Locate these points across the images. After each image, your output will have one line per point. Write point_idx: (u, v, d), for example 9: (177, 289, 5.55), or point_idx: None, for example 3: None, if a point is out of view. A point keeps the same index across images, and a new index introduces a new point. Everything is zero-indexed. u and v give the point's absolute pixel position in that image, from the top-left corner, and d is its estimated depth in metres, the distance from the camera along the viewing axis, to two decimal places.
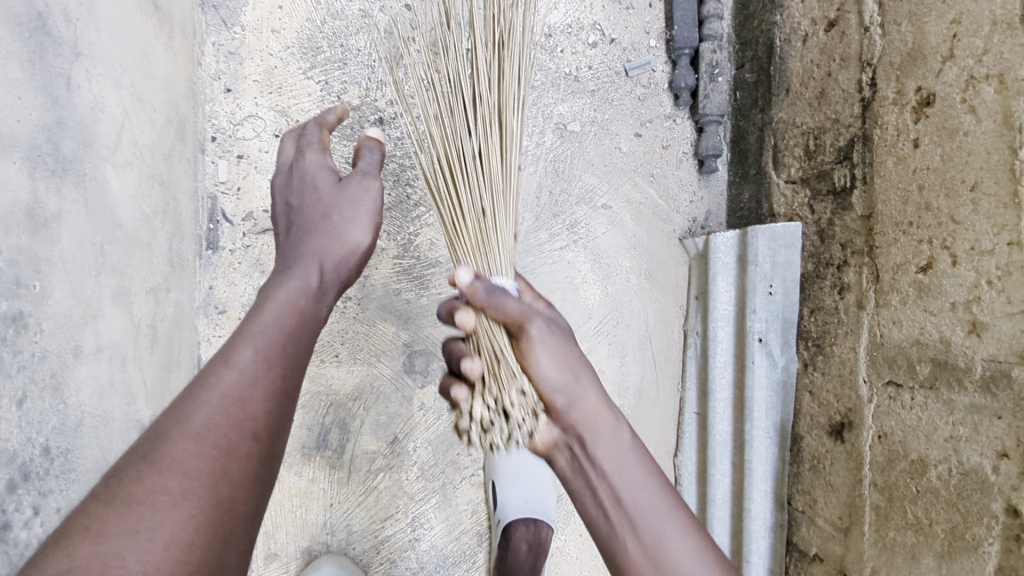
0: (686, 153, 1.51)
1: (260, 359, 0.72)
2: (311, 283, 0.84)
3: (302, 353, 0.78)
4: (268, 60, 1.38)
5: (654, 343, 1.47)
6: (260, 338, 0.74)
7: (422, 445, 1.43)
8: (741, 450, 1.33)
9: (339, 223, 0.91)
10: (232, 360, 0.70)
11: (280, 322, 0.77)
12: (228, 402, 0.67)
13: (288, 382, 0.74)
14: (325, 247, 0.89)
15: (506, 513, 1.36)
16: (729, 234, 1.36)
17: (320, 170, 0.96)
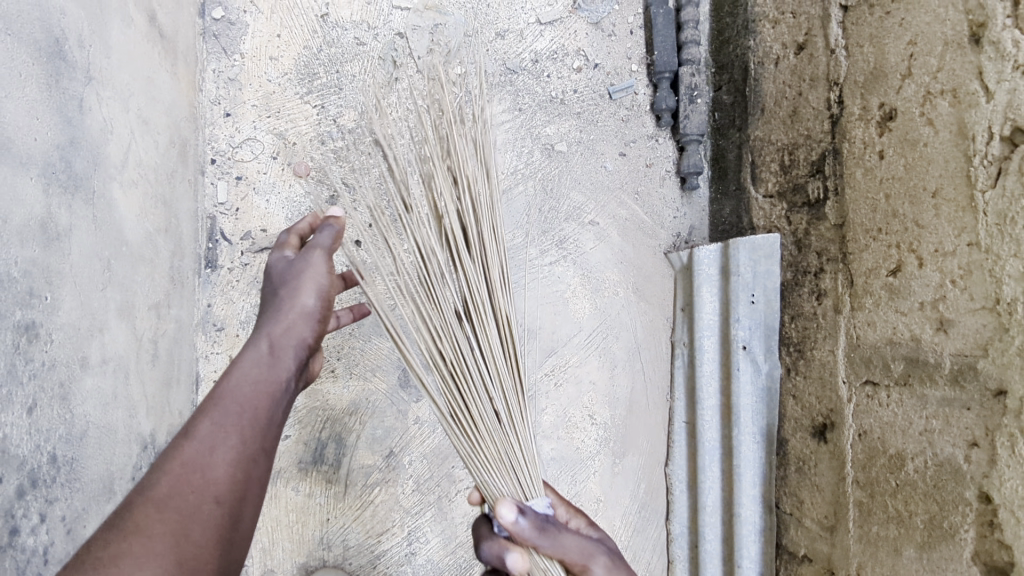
0: (668, 171, 1.58)
1: (223, 431, 0.73)
2: (265, 354, 0.83)
3: (269, 410, 0.78)
4: (266, 85, 1.44)
5: (643, 354, 1.51)
6: (223, 403, 0.76)
7: (418, 458, 1.45)
8: (730, 456, 1.36)
9: (283, 296, 0.89)
10: (193, 434, 0.72)
11: (243, 394, 0.78)
12: (188, 467, 0.69)
13: (253, 448, 0.74)
14: (279, 320, 0.87)
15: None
16: (711, 247, 1.42)
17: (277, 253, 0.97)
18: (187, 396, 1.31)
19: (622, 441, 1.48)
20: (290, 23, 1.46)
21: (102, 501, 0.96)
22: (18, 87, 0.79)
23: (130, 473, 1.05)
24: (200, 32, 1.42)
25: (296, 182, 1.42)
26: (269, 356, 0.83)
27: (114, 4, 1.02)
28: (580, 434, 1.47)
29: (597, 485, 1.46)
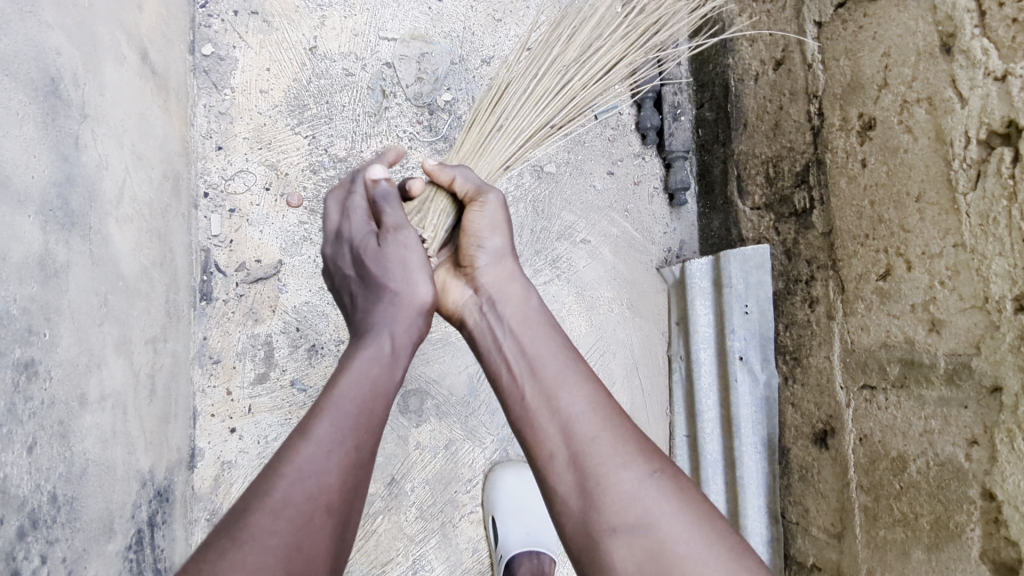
0: (656, 188, 1.60)
1: (334, 431, 0.77)
2: (377, 347, 0.86)
3: (377, 412, 0.82)
4: (257, 118, 1.46)
5: (640, 369, 1.54)
6: (332, 405, 0.79)
7: (420, 484, 1.44)
8: (733, 468, 1.37)
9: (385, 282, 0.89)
10: (309, 435, 0.76)
11: (360, 395, 0.80)
12: (310, 474, 0.73)
13: (364, 451, 0.78)
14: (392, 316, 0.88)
15: (511, 548, 1.37)
16: (702, 260, 1.45)
17: (354, 218, 0.94)
18: (184, 430, 1.30)
19: None
20: (279, 57, 1.48)
21: (102, 540, 0.95)
22: (15, 124, 0.80)
23: (129, 511, 1.04)
24: (190, 68, 1.44)
25: (289, 212, 1.45)
26: (391, 356, 0.86)
27: (107, 42, 1.04)
28: None
29: None
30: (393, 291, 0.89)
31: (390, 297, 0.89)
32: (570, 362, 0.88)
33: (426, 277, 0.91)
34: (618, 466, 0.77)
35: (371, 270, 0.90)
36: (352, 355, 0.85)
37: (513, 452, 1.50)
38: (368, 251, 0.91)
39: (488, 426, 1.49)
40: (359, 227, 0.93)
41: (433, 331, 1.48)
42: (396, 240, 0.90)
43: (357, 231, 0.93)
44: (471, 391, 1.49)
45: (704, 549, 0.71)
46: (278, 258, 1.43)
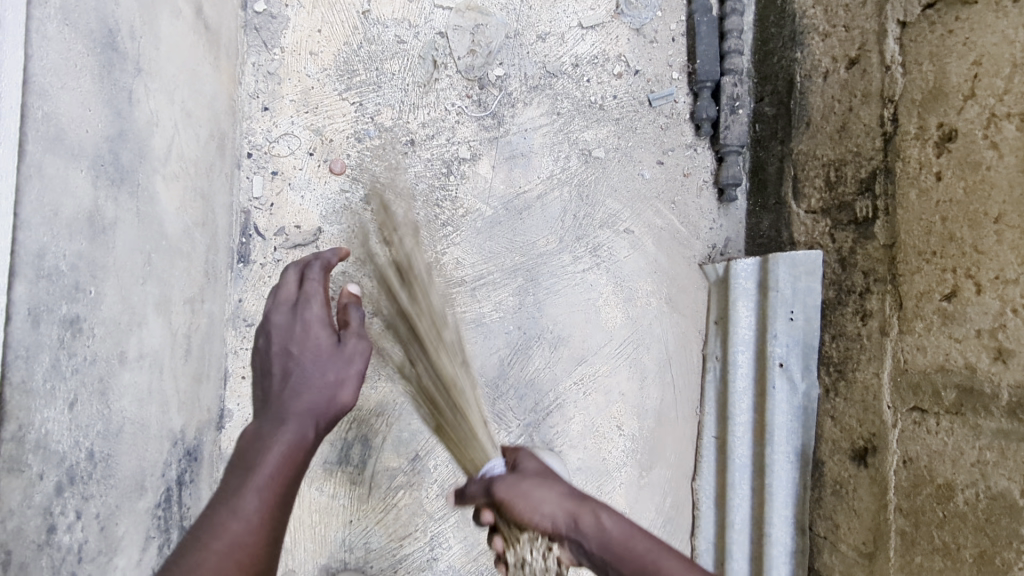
0: (706, 182, 1.56)
1: (247, 499, 0.75)
2: (303, 429, 0.86)
3: (296, 484, 0.81)
4: (306, 80, 1.43)
5: (673, 366, 1.51)
6: (252, 476, 0.78)
7: (443, 463, 1.44)
8: (761, 474, 1.35)
9: (323, 366, 0.96)
10: (222, 510, 0.73)
11: (277, 465, 0.80)
12: (234, 546, 0.70)
13: (282, 524, 0.76)
14: (315, 400, 0.92)
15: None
16: (749, 260, 1.40)
17: (304, 297, 1.04)
18: (215, 391, 1.30)
19: (649, 453, 1.49)
20: (331, 19, 1.45)
21: (134, 498, 0.96)
22: (73, 74, 0.78)
23: (160, 469, 1.05)
24: (242, 25, 1.41)
25: (331, 179, 1.43)
26: (308, 435, 0.86)
27: None
28: (609, 445, 1.49)
29: (622, 497, 1.48)
30: (331, 382, 0.94)
31: (326, 384, 0.94)
32: (628, 536, 0.83)
33: (357, 382, 0.98)
34: None
35: (310, 352, 0.97)
36: (261, 432, 0.84)
37: (538, 439, 1.47)
38: (314, 334, 0.99)
39: (514, 411, 1.48)
40: (311, 307, 1.03)
41: (467, 311, 1.47)
42: (346, 341, 1.00)
43: (306, 310, 1.02)
44: (500, 374, 1.48)
45: None
46: (317, 225, 1.42)
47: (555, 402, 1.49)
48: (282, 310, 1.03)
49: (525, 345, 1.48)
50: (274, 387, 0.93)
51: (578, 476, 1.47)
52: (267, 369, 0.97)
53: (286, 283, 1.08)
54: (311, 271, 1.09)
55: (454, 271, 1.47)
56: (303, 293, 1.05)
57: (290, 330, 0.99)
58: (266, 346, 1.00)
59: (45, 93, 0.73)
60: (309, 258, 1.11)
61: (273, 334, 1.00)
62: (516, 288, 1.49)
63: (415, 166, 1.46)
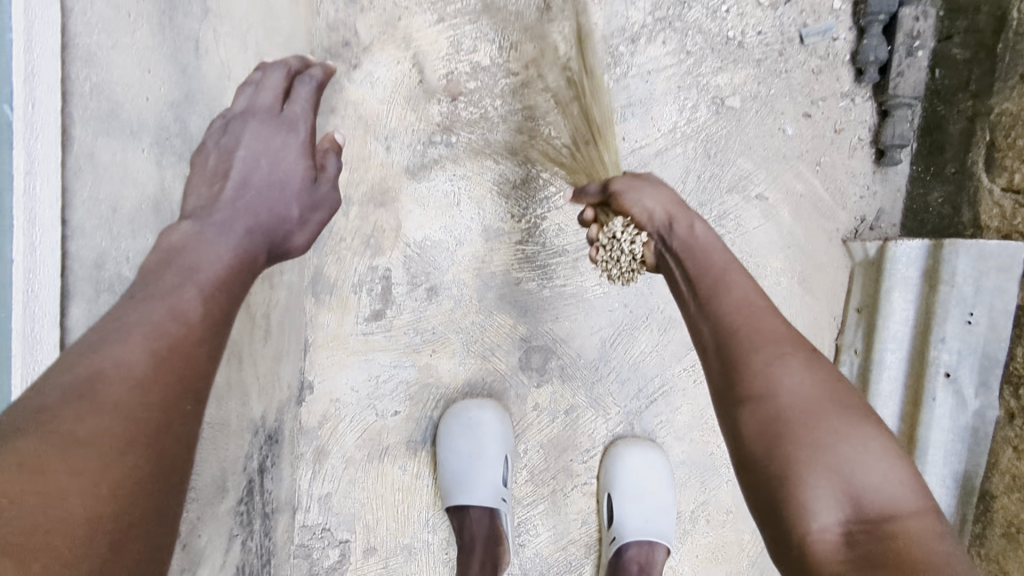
0: (862, 140, 1.29)
1: (186, 297, 0.64)
2: (253, 244, 0.74)
3: (241, 294, 0.71)
4: (392, 10, 1.23)
5: None
6: (196, 277, 0.66)
7: (534, 448, 1.32)
8: None
9: (276, 189, 0.78)
10: (150, 304, 0.61)
11: (219, 262, 0.69)
12: (169, 343, 0.60)
13: (223, 336, 0.66)
14: (271, 224, 0.77)
15: (485, 495, 1.24)
16: (914, 243, 1.16)
17: (287, 116, 0.82)
18: (295, 365, 1.21)
19: None
20: None
21: (215, 501, 0.91)
22: (123, 26, 0.67)
23: (242, 463, 0.99)
24: None
25: (420, 128, 1.25)
26: (248, 261, 0.73)
27: None
28: (716, 439, 1.33)
29: (728, 494, 1.34)
30: (288, 217, 0.79)
31: (282, 221, 0.78)
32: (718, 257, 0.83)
33: (308, 230, 0.83)
34: (793, 382, 0.70)
35: (271, 183, 0.79)
36: (197, 234, 0.70)
37: (639, 427, 1.33)
38: (288, 165, 0.80)
39: (615, 397, 1.32)
40: (294, 128, 0.82)
41: (568, 284, 1.30)
42: (320, 186, 0.84)
43: (283, 131, 0.81)
44: (601, 355, 1.32)
45: (865, 453, 0.65)
46: (404, 181, 1.25)
47: (661, 389, 1.32)
48: (256, 118, 0.80)
49: (630, 324, 1.31)
50: (221, 192, 0.75)
51: (679, 471, 1.33)
52: (211, 170, 0.77)
53: (249, 83, 0.84)
54: (303, 78, 0.85)
55: (556, 238, 1.29)
56: (287, 110, 0.83)
57: (260, 145, 0.78)
58: (221, 148, 0.78)
59: (89, 58, 0.64)
60: (304, 62, 0.87)
61: (228, 138, 0.78)
62: None
63: (516, 113, 1.25)
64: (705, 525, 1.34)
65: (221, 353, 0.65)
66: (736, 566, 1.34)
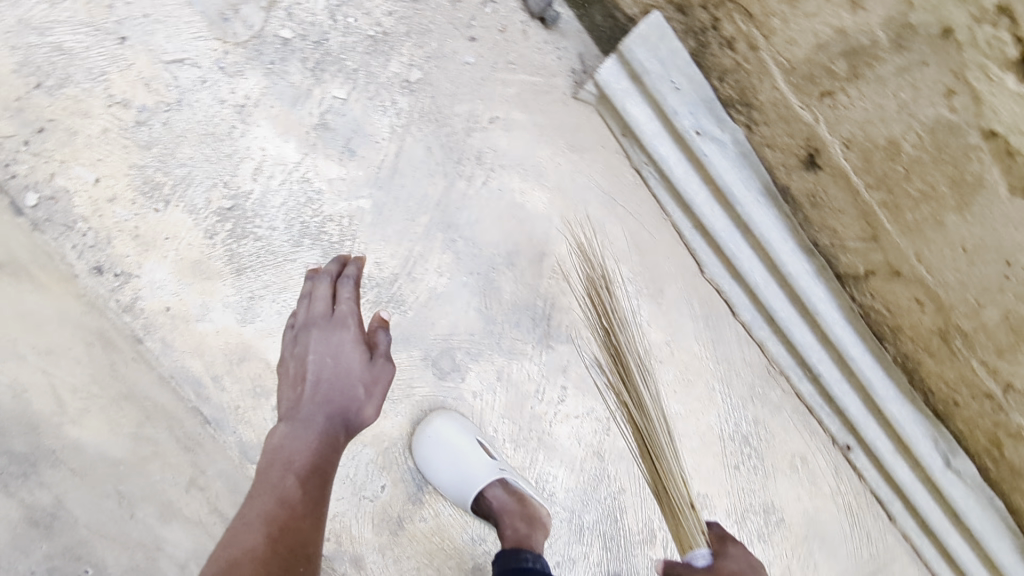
0: (524, 21, 1.46)
1: (290, 486, 1.04)
2: (334, 429, 1.15)
3: (330, 467, 1.10)
4: (127, 225, 1.36)
5: (619, 199, 1.48)
6: (293, 468, 1.06)
7: (500, 422, 1.46)
8: (749, 232, 1.31)
9: (341, 381, 1.18)
10: (268, 499, 1.01)
11: (310, 451, 1.09)
12: (278, 524, 0.98)
13: (318, 507, 1.04)
14: (343, 406, 1.17)
15: (481, 481, 1.37)
16: (607, 64, 1.33)
17: (338, 318, 1.23)
18: None
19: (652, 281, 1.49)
20: (100, 153, 1.36)
21: None
22: None
23: None
24: (32, 227, 1.32)
25: (220, 286, 1.38)
26: (328, 439, 1.12)
27: None
28: (615, 302, 1.48)
29: (659, 331, 1.49)
30: (356, 397, 1.19)
31: (353, 401, 1.18)
32: None
33: (374, 401, 1.21)
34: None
35: (340, 374, 1.19)
36: (292, 432, 1.11)
37: (557, 343, 1.48)
38: (347, 356, 1.21)
39: (523, 338, 1.47)
40: (345, 326, 1.23)
41: (420, 294, 1.44)
42: (376, 363, 1.23)
43: (338, 331, 1.22)
44: (487, 320, 1.46)
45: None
46: (242, 331, 1.38)
47: (547, 304, 1.48)
48: (316, 325, 1.23)
49: (488, 280, 1.46)
50: (303, 391, 1.17)
51: None
52: (293, 376, 1.20)
53: (309, 296, 1.28)
54: (346, 278, 1.28)
55: (382, 272, 1.43)
56: (338, 311, 1.25)
57: (324, 349, 1.20)
58: (299, 356, 1.22)
59: None
60: (342, 266, 1.30)
61: (300, 349, 1.22)
62: (442, 245, 1.45)
63: (280, 214, 1.40)
64: (663, 365, 1.49)
65: (315, 520, 1.02)
66: (708, 373, 1.50)
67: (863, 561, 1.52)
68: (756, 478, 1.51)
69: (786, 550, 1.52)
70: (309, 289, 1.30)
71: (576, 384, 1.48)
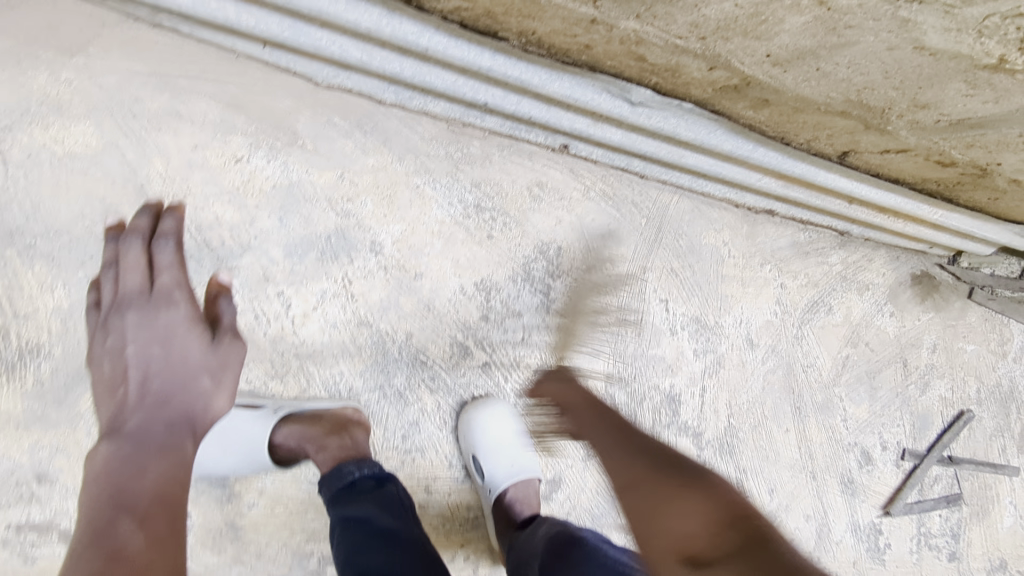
0: None
1: (126, 530, 0.68)
2: (178, 437, 0.84)
3: (182, 500, 0.77)
4: None
5: (167, 73, 1.19)
6: (126, 508, 0.71)
7: (247, 370, 1.27)
8: (293, 15, 1.06)
9: (185, 365, 0.91)
10: (93, 553, 0.64)
11: (152, 480, 0.76)
12: None
13: (174, 562, 0.69)
14: (190, 405, 0.88)
15: (262, 434, 1.20)
16: None
17: (162, 293, 0.98)
18: None
19: (275, 130, 1.26)
20: None
21: None
22: None
23: None
24: None
25: None
26: (171, 454, 0.80)
27: None
28: (256, 178, 1.25)
29: (324, 172, 1.29)
30: (201, 391, 0.90)
31: (198, 400, 0.90)
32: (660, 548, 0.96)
33: (224, 393, 0.93)
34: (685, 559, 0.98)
35: (178, 360, 0.91)
36: (119, 453, 0.78)
37: (237, 259, 1.25)
38: (182, 343, 0.93)
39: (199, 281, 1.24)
40: (173, 305, 0.97)
41: (50, 323, 1.16)
42: (222, 342, 0.97)
43: (163, 310, 0.96)
44: None
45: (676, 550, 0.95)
46: None
47: (193, 232, 1.23)
48: (130, 309, 0.95)
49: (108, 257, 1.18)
50: (126, 396, 0.86)
51: (290, 222, 1.28)
52: (110, 380, 0.89)
53: (115, 269, 1.02)
54: (161, 241, 1.05)
55: None
56: (157, 287, 0.99)
57: (153, 330, 0.93)
58: (114, 348, 0.92)
59: None
60: (150, 223, 1.07)
61: (116, 336, 0.94)
62: (26, 259, 1.15)
63: None
64: (352, 201, 1.31)
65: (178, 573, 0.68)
66: (399, 176, 1.34)
67: (643, 228, 1.53)
68: (512, 232, 1.43)
69: (581, 269, 1.50)
70: (113, 255, 1.04)
71: (288, 281, 1.28)
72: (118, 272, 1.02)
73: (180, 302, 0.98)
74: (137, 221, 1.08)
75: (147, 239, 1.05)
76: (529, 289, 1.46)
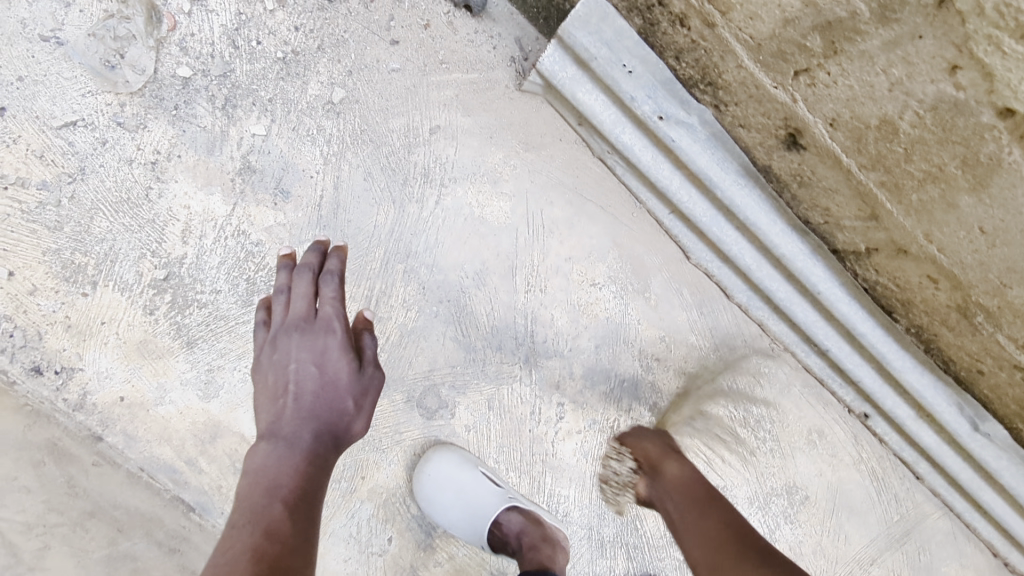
0: (448, 12, 1.30)
1: (278, 514, 0.83)
2: (325, 446, 0.95)
3: (321, 479, 0.92)
4: (56, 319, 1.22)
5: (586, 192, 1.34)
6: (278, 492, 0.86)
7: (500, 451, 1.37)
8: (732, 216, 1.25)
9: (331, 386, 0.99)
10: (251, 533, 0.79)
11: (299, 460, 0.91)
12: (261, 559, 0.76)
13: (308, 520, 0.85)
14: (335, 414, 0.99)
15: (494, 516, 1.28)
16: (548, 51, 1.22)
17: (324, 321, 1.02)
18: None
19: (635, 276, 1.36)
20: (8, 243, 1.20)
21: None
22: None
23: None
24: None
25: (171, 365, 1.25)
26: (316, 440, 0.95)
27: None
28: (599, 303, 1.37)
29: (651, 328, 1.38)
30: (347, 413, 1.00)
31: (344, 413, 0.99)
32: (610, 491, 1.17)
33: (364, 415, 1.03)
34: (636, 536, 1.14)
35: (328, 382, 0.99)
36: (276, 453, 0.91)
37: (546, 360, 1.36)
38: (336, 365, 1.00)
39: (509, 360, 1.35)
40: (332, 331, 1.02)
41: (390, 333, 1.31)
42: (366, 372, 1.03)
43: (323, 335, 1.01)
44: (467, 347, 1.34)
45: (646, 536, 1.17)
46: (204, 407, 1.27)
47: (529, 321, 1.36)
48: (297, 330, 1.01)
49: (461, 307, 1.33)
50: (286, 407, 0.97)
51: (604, 352, 1.37)
52: (273, 388, 0.99)
53: (283, 293, 1.05)
54: (327, 274, 1.06)
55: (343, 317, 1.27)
56: (321, 313, 1.03)
57: (310, 353, 1.00)
58: (277, 366, 1.00)
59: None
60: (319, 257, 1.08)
61: (279, 357, 1.00)
62: (404, 273, 1.31)
63: (220, 274, 1.26)
64: (661, 362, 1.39)
65: (308, 554, 0.81)
66: (709, 363, 1.40)
67: (892, 522, 1.45)
68: (775, 460, 1.43)
69: (816, 528, 1.45)
70: (283, 282, 1.07)
71: (573, 397, 1.37)
72: (285, 299, 1.05)
73: (338, 332, 1.02)
74: (306, 252, 1.10)
75: (314, 273, 1.07)
76: (762, 518, 1.43)
